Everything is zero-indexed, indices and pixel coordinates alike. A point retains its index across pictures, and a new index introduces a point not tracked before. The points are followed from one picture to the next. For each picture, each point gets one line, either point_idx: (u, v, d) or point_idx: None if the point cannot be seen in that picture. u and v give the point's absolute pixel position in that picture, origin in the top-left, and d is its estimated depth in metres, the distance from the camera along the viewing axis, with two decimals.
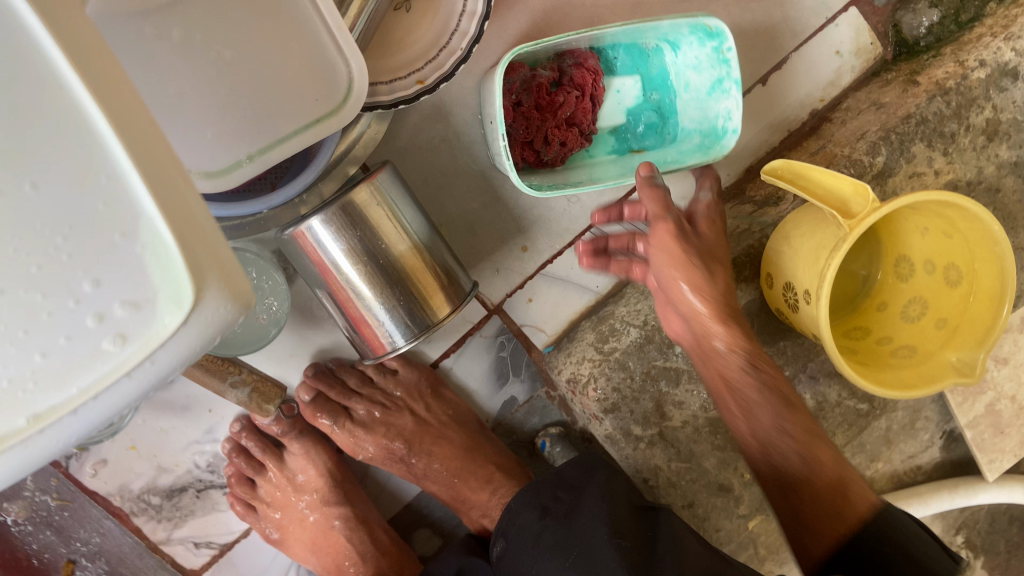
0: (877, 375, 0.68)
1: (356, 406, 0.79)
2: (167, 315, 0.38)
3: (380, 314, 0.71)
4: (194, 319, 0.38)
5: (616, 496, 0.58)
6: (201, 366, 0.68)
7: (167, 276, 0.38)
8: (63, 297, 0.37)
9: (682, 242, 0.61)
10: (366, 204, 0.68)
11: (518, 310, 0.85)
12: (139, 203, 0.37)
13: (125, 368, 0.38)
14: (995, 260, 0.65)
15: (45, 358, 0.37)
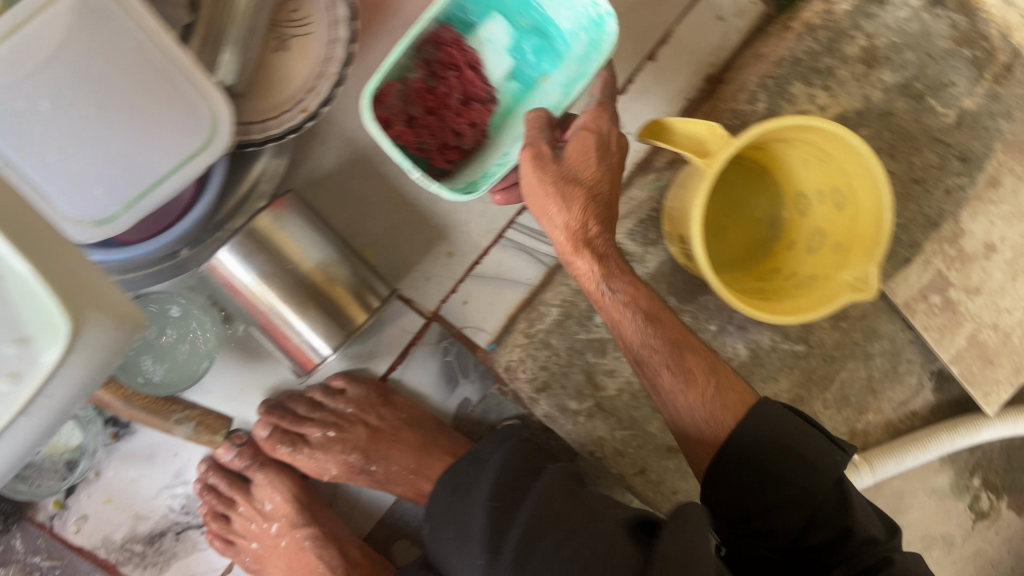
0: (776, 306, 0.69)
1: (311, 431, 0.81)
2: (47, 349, 0.42)
3: (301, 329, 0.74)
4: (78, 349, 0.42)
5: (510, 461, 0.59)
6: (143, 408, 0.73)
7: (44, 315, 0.42)
8: None
9: (542, 176, 0.61)
10: (270, 229, 0.72)
11: (455, 314, 0.88)
12: (8, 261, 0.41)
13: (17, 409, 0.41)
14: (867, 173, 0.66)
15: None
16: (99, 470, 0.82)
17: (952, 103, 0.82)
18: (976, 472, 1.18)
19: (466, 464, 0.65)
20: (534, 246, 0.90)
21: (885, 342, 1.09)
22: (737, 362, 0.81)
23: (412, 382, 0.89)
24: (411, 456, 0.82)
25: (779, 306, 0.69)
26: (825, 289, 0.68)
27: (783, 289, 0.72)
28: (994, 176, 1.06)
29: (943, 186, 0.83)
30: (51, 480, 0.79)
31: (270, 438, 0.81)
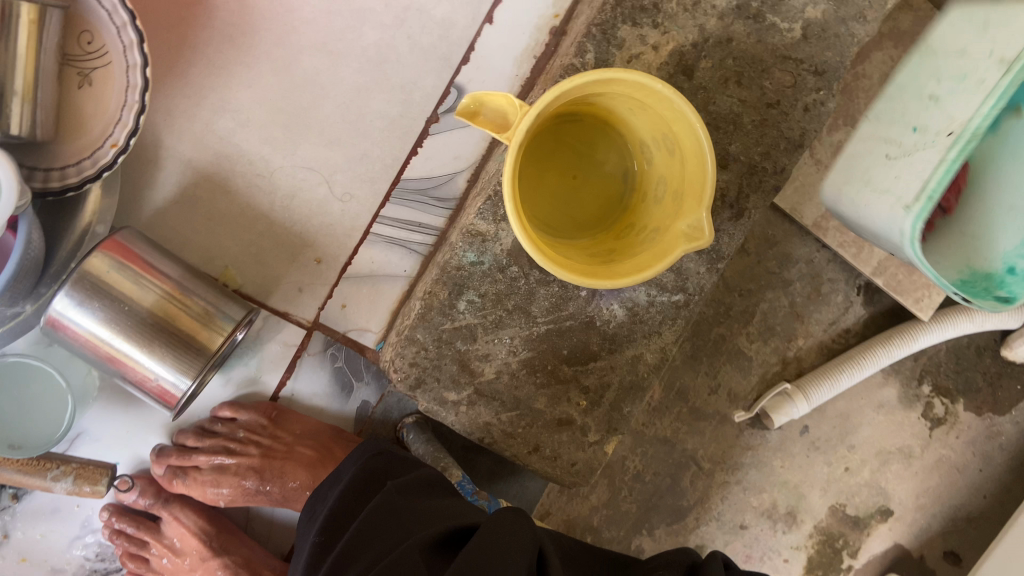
0: (614, 269, 0.66)
1: (201, 459, 0.83)
2: None
3: (153, 367, 0.73)
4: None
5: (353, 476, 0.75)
6: (16, 471, 0.73)
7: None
8: None
9: None
10: (103, 272, 0.71)
11: (335, 319, 0.87)
12: None
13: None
14: (683, 115, 0.62)
15: None
16: (7, 532, 0.82)
17: (795, 16, 0.77)
18: (925, 378, 1.10)
19: (326, 482, 0.77)
20: (405, 237, 0.87)
21: (802, 266, 1.06)
22: (615, 324, 0.79)
23: (305, 395, 0.88)
24: (306, 475, 0.83)
25: (625, 268, 0.66)
26: (665, 242, 0.65)
27: (636, 246, 0.69)
28: (888, 75, 1.01)
29: (802, 104, 0.79)
30: None
31: (165, 474, 0.83)
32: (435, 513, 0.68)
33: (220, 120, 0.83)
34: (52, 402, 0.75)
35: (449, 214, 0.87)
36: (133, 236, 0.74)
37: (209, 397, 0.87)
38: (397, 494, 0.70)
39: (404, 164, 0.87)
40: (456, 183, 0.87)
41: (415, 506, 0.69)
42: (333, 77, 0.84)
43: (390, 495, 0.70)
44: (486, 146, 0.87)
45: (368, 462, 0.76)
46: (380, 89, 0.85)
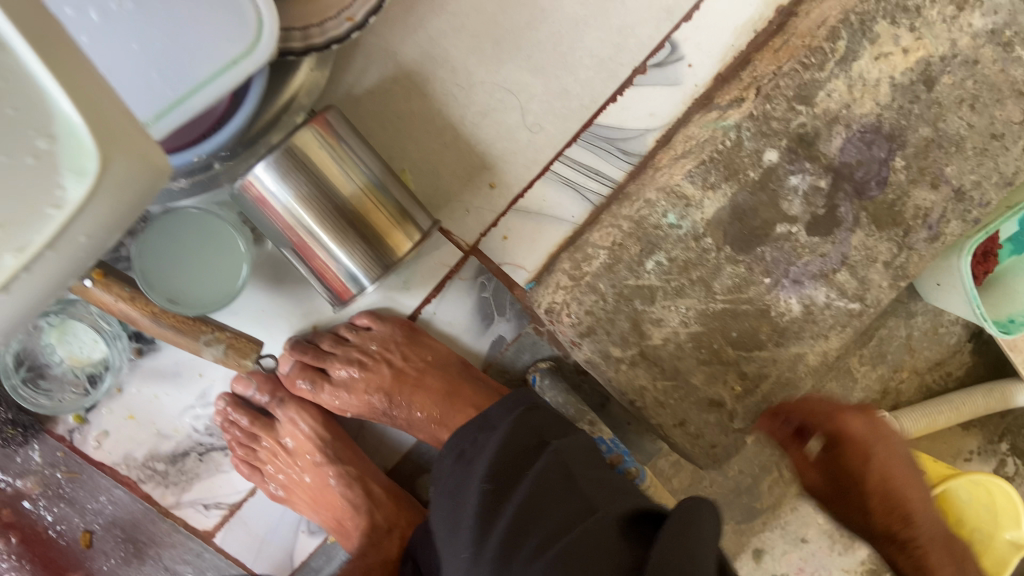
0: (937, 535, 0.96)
1: (334, 367, 0.81)
2: (73, 184, 0.40)
3: (340, 256, 0.70)
4: (109, 186, 0.41)
5: (515, 436, 0.66)
6: (171, 327, 0.71)
7: (72, 147, 0.39)
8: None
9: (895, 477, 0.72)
10: (310, 148, 0.67)
11: (495, 250, 0.85)
12: (53, 101, 0.38)
13: (46, 237, 0.40)
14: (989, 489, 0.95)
15: None
16: (121, 386, 0.79)
17: None
18: (1005, 436, 1.14)
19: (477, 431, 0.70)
20: (581, 182, 0.85)
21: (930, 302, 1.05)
22: (789, 318, 0.78)
23: (445, 318, 0.87)
24: (433, 404, 0.81)
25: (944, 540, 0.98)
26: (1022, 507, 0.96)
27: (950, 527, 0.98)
28: None
29: None
30: (72, 392, 0.76)
31: (291, 371, 0.81)
32: (611, 496, 0.61)
33: (435, 20, 0.79)
34: (222, 272, 0.72)
35: (630, 169, 0.86)
36: (340, 119, 0.70)
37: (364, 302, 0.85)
38: (568, 463, 0.63)
39: (599, 108, 0.84)
40: (643, 141, 0.85)
41: (590, 476, 0.64)
42: (555, 1, 0.80)
43: (562, 458, 0.63)
44: (683, 111, 0.85)
45: (524, 417, 0.69)
46: (598, 25, 0.82)
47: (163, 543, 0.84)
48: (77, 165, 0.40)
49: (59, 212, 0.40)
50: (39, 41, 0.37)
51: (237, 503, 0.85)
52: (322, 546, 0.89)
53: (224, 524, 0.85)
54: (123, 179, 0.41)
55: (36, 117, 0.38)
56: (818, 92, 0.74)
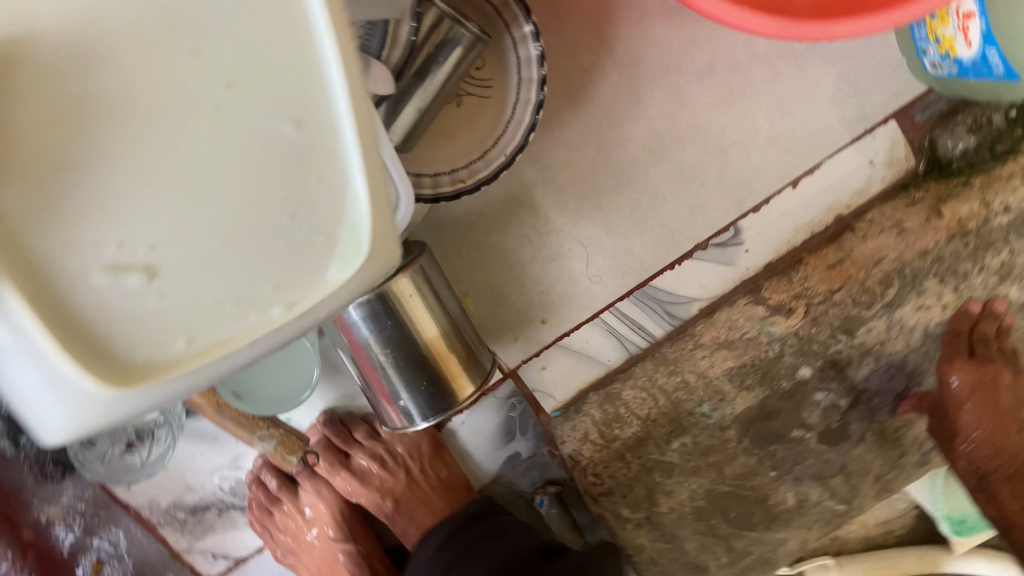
0: None
1: (358, 456, 0.90)
2: (336, 270, 0.44)
3: (404, 389, 0.76)
4: (358, 281, 0.44)
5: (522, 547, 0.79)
6: (233, 420, 0.78)
7: (350, 235, 0.43)
8: (252, 302, 0.42)
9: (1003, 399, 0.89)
10: (403, 295, 0.72)
11: (532, 376, 0.90)
12: (357, 198, 0.42)
13: (309, 305, 0.43)
14: None
15: (190, 343, 0.41)
16: None
17: None
18: None
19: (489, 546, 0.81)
20: (624, 333, 0.90)
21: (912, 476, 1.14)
22: (780, 503, 0.98)
23: (469, 428, 0.93)
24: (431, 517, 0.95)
25: None
26: None
27: None
28: None
29: None
30: (117, 445, 0.81)
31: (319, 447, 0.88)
32: None
33: (528, 168, 0.83)
34: (287, 383, 0.78)
35: (671, 328, 0.91)
36: (430, 264, 0.76)
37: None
38: None
39: (659, 269, 0.88)
40: (688, 309, 0.90)
41: None
42: (642, 172, 0.85)
43: None
44: (731, 290, 0.90)
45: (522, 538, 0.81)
46: (676, 199, 0.86)
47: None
48: (345, 254, 0.43)
49: (323, 287, 0.43)
50: (363, 138, 0.41)
51: (247, 553, 0.95)
52: None
53: (228, 571, 0.94)
54: (372, 270, 0.45)
55: (333, 195, 0.42)
56: None
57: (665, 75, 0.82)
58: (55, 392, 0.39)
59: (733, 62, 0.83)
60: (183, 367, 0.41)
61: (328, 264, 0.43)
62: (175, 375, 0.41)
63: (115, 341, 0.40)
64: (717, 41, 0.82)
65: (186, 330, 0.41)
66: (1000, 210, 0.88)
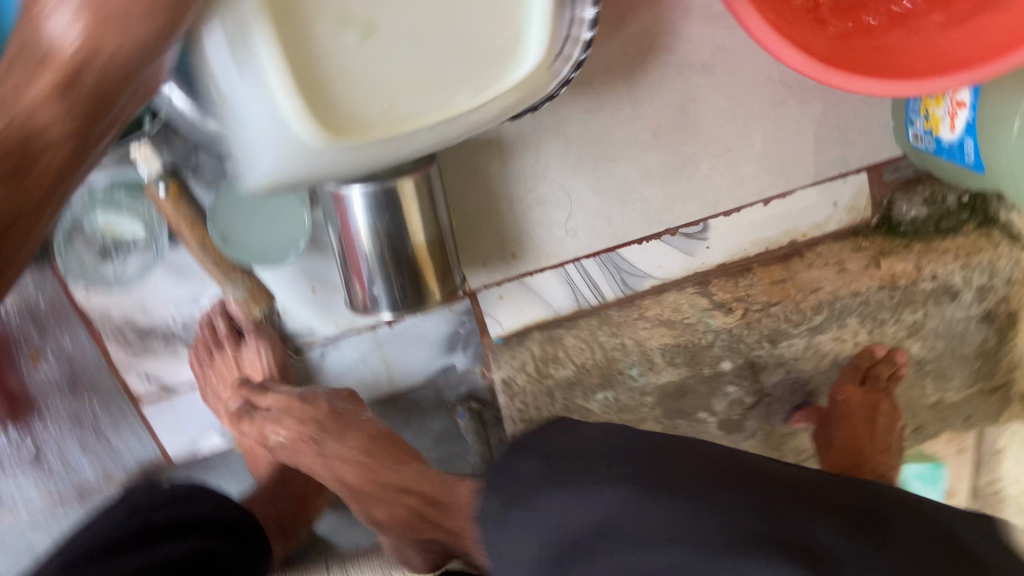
0: None
1: (244, 349, 0.93)
2: (514, 68, 0.55)
3: (380, 282, 0.82)
4: (515, 88, 0.56)
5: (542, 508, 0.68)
6: (213, 261, 0.81)
7: (515, 40, 0.54)
8: (440, 83, 0.52)
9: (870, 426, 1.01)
10: (404, 195, 0.78)
11: (488, 303, 0.98)
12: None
13: (487, 96, 0.55)
14: None
15: (389, 105, 0.51)
16: None
17: (942, 390, 1.02)
18: None
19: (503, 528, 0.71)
20: (580, 287, 0.99)
21: None
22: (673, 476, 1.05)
23: (418, 330, 0.98)
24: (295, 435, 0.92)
25: None
26: None
27: None
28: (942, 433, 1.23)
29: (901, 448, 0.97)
30: (92, 250, 0.81)
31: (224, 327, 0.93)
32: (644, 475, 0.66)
33: (546, 117, 0.88)
34: (272, 242, 0.83)
35: (622, 296, 1.01)
36: (435, 175, 0.81)
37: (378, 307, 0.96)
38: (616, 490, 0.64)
39: (629, 240, 0.97)
40: (642, 283, 1.00)
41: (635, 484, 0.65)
42: (642, 151, 0.93)
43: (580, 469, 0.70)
44: (683, 277, 1.01)
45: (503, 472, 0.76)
46: (662, 183, 0.95)
47: (104, 396, 0.95)
48: (512, 56, 0.54)
49: (497, 87, 0.55)
50: None
51: (178, 391, 0.98)
52: (222, 447, 1.05)
53: (156, 398, 0.98)
54: (532, 75, 0.57)
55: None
56: (783, 340, 0.95)
57: (688, 71, 0.89)
58: (261, 134, 0.50)
59: (749, 80, 0.91)
60: (397, 130, 0.53)
61: (508, 48, 0.53)
62: (362, 135, 0.51)
63: (345, 96, 0.50)
64: (740, 57, 0.90)
65: (389, 95, 0.51)
66: (928, 277, 0.93)
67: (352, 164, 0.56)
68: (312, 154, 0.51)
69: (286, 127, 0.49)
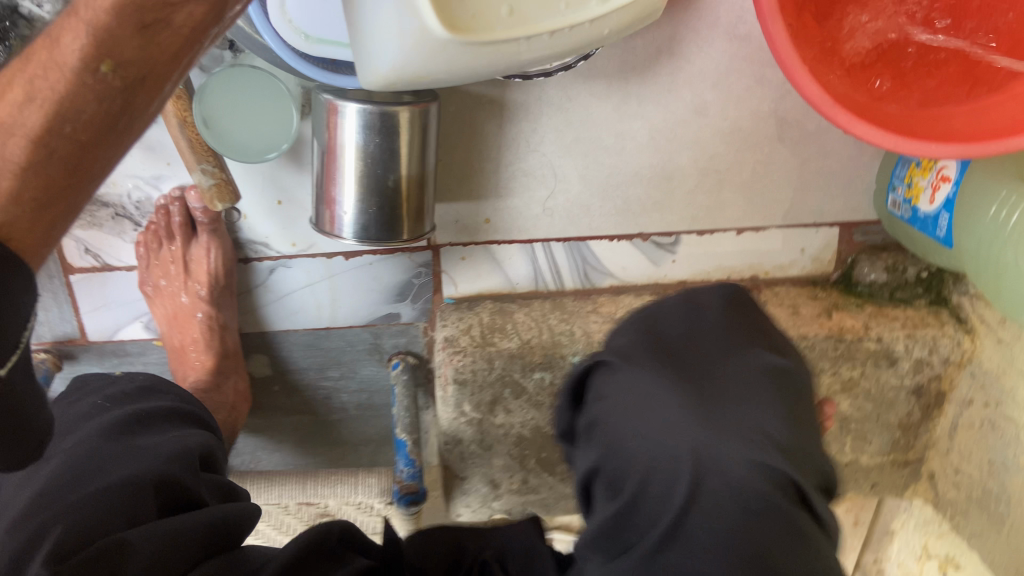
0: None
1: (178, 246, 0.91)
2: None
3: (351, 205, 0.80)
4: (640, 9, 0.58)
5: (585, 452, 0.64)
6: (188, 141, 0.78)
7: None
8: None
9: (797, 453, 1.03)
10: (400, 124, 0.76)
11: (449, 260, 0.97)
12: None
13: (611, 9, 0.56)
14: None
15: (510, 8, 0.54)
16: None
17: (858, 452, 1.05)
18: None
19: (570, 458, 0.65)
20: (543, 268, 0.99)
21: None
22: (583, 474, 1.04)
23: (372, 271, 0.96)
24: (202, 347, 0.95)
25: None
26: None
27: None
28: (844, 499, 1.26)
29: None
30: None
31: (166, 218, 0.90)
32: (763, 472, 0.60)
33: (553, 90, 0.88)
34: (255, 140, 0.79)
35: (580, 287, 1.01)
36: (434, 114, 0.80)
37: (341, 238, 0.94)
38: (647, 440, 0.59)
39: (601, 234, 0.98)
40: (602, 280, 1.01)
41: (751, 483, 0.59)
42: (636, 150, 0.93)
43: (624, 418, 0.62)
44: (642, 283, 1.02)
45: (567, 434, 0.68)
46: (647, 187, 0.96)
47: None
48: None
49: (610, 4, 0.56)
50: None
51: (113, 270, 0.94)
52: (143, 339, 1.01)
53: (87, 272, 0.93)
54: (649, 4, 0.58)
55: None
56: None
57: (699, 84, 0.90)
58: (392, 21, 0.52)
59: (754, 107, 0.92)
60: (516, 33, 0.54)
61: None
62: (487, 34, 0.53)
63: None
64: (751, 83, 0.91)
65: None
66: (873, 337, 0.94)
67: (469, 73, 0.56)
68: (436, 47, 0.53)
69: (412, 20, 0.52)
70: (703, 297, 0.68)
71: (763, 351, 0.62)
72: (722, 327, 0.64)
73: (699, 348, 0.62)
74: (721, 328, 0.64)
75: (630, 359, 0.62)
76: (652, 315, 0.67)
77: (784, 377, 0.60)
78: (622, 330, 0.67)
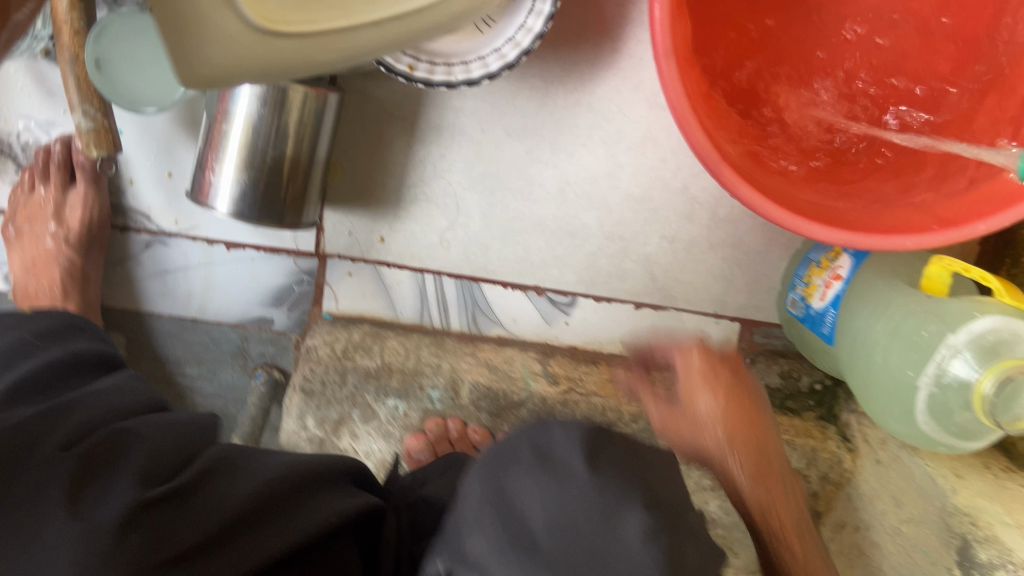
0: None
1: (46, 187, 0.86)
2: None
3: (228, 175, 0.77)
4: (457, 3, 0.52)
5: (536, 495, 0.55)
6: (76, 77, 0.75)
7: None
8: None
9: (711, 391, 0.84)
10: (294, 100, 0.75)
11: (335, 273, 0.93)
12: None
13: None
14: None
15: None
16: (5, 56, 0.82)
17: None
18: None
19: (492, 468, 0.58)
20: (430, 302, 0.95)
21: None
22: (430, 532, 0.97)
23: (253, 267, 0.92)
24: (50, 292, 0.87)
25: None
26: None
27: None
28: None
29: None
30: None
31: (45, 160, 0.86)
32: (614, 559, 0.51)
33: (468, 119, 0.88)
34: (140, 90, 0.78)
35: (466, 331, 0.96)
36: (334, 105, 0.79)
37: (226, 226, 0.90)
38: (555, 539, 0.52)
39: (495, 279, 0.94)
40: (489, 327, 0.96)
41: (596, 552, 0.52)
42: (544, 199, 0.92)
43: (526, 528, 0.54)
44: (530, 341, 0.97)
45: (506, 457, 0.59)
46: (549, 241, 0.93)
47: None
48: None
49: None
50: None
51: None
52: (1, 292, 0.96)
53: None
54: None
55: None
56: None
57: (615, 144, 0.90)
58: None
59: (667, 181, 0.91)
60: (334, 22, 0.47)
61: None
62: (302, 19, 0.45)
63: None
64: (666, 155, 0.90)
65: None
66: None
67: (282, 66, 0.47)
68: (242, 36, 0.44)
69: (217, 17, 0.43)
70: (560, 450, 0.58)
71: (638, 507, 0.53)
72: (591, 493, 0.53)
73: (571, 537, 0.52)
74: (585, 497, 0.53)
75: (488, 567, 0.52)
76: (474, 467, 0.61)
77: (666, 532, 0.52)
78: (455, 531, 0.56)
